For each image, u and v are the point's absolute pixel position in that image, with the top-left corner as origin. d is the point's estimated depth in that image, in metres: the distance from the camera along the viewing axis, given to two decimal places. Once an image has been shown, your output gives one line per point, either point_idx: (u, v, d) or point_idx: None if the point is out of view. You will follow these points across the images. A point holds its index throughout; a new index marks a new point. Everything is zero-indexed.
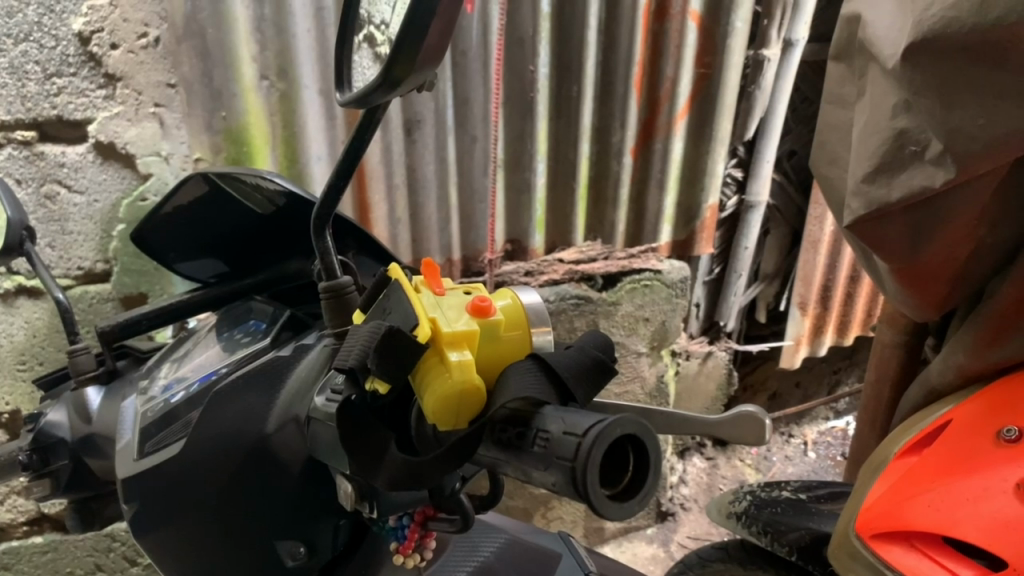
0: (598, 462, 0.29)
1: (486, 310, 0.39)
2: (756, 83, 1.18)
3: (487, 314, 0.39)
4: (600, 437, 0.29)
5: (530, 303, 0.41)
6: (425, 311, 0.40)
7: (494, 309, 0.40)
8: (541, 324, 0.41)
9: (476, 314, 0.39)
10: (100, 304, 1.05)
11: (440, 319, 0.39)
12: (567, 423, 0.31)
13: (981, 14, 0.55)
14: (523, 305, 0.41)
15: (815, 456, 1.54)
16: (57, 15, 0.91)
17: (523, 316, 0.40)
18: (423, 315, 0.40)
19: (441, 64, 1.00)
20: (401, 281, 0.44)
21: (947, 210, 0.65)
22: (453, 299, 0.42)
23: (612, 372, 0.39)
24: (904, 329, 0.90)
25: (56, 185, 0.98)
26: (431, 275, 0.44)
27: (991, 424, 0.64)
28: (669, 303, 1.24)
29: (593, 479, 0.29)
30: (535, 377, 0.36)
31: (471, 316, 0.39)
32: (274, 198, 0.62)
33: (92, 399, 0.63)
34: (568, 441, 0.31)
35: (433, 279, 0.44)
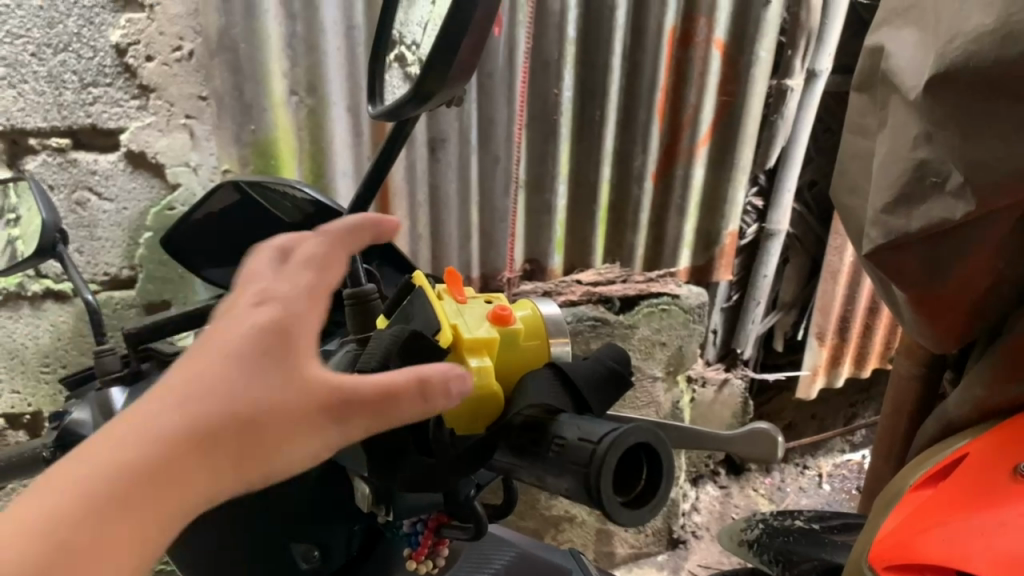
0: (612, 468, 0.30)
1: (506, 319, 0.43)
2: (779, 113, 1.18)
3: (507, 322, 0.43)
4: (614, 443, 0.30)
5: (549, 315, 0.45)
6: (445, 318, 0.43)
7: (514, 319, 0.43)
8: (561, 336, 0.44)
9: (497, 322, 0.43)
10: (124, 310, 1.08)
11: (462, 325, 0.43)
12: (582, 431, 0.32)
13: (1003, 47, 0.55)
14: (543, 318, 0.44)
15: (829, 488, 1.53)
16: (96, 27, 0.94)
17: (542, 328, 0.44)
18: (446, 320, 0.43)
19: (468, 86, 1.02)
20: (423, 288, 0.47)
21: (969, 243, 0.65)
22: (473, 308, 0.45)
23: (627, 385, 0.39)
24: (921, 362, 0.90)
25: (87, 193, 1.01)
26: (454, 283, 0.47)
27: (1005, 461, 0.63)
28: (686, 327, 1.25)
29: (606, 484, 0.30)
30: (553, 387, 0.37)
31: (491, 325, 0.43)
32: (303, 207, 0.63)
33: (116, 399, 0.64)
34: (583, 448, 0.31)
35: (456, 286, 0.47)
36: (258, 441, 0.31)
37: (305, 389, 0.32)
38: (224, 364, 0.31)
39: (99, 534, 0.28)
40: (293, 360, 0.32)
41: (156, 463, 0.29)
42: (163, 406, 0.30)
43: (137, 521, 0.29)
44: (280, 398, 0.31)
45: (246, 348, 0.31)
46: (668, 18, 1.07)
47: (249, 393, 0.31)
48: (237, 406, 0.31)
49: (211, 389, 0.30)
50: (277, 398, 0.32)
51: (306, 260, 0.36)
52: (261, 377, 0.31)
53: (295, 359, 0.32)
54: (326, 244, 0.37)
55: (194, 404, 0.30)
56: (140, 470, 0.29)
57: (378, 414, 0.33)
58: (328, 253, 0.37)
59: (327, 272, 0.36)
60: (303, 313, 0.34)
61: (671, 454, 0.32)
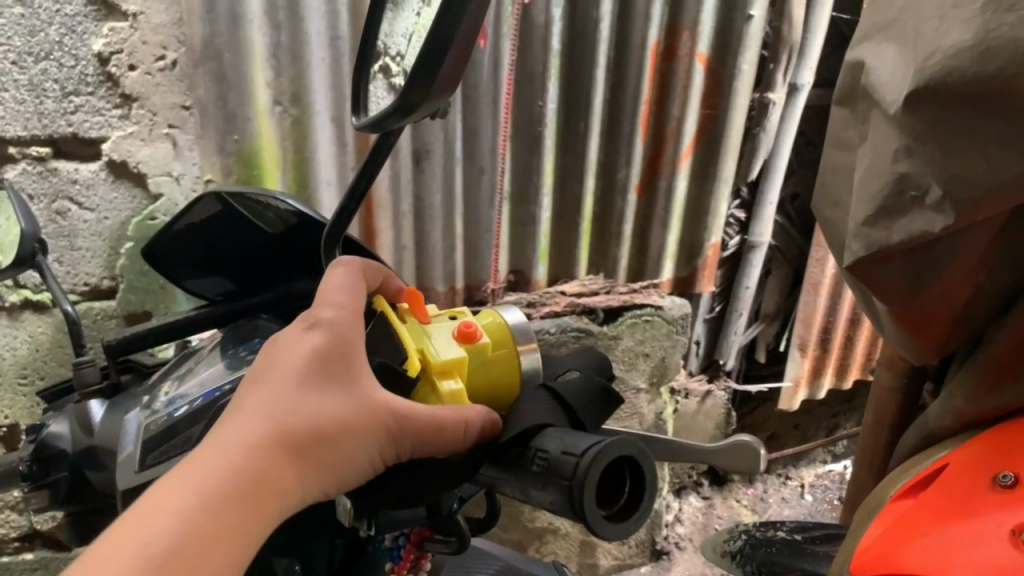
0: (595, 482, 0.31)
1: (472, 336, 0.48)
2: (761, 126, 1.19)
3: (473, 339, 0.48)
4: (597, 457, 0.31)
5: (512, 324, 0.51)
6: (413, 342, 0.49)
7: (480, 335, 0.49)
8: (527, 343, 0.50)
9: (465, 340, 0.48)
10: (104, 320, 1.07)
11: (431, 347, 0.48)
12: (566, 445, 0.34)
13: (983, 63, 0.56)
14: (509, 327, 0.50)
15: (811, 499, 1.53)
16: (78, 35, 0.93)
17: (509, 336, 0.50)
18: (415, 343, 0.49)
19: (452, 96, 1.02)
20: (388, 312, 0.52)
21: (948, 255, 0.66)
22: (439, 328, 0.50)
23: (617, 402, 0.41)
24: (903, 374, 0.91)
25: (67, 202, 1.01)
26: (416, 305, 0.53)
27: (988, 470, 0.63)
28: (670, 339, 1.24)
29: (589, 497, 0.31)
30: (547, 404, 0.38)
31: (458, 343, 0.48)
32: (285, 219, 0.63)
33: (94, 413, 0.64)
34: (566, 461, 0.33)
35: (418, 308, 0.53)
36: (325, 453, 0.43)
37: (362, 413, 0.44)
38: (296, 407, 0.43)
39: (208, 536, 0.38)
40: (351, 386, 0.45)
41: (249, 475, 0.40)
42: (253, 427, 0.42)
43: (230, 533, 0.39)
44: (344, 416, 0.43)
45: (311, 371, 0.44)
46: (652, 31, 1.07)
47: (310, 416, 0.43)
48: (308, 424, 0.43)
49: (290, 415, 0.42)
50: (334, 417, 0.43)
51: (339, 297, 0.49)
52: (320, 412, 0.43)
53: (350, 390, 0.45)
54: (351, 293, 0.50)
55: (277, 420, 0.42)
56: (235, 482, 0.40)
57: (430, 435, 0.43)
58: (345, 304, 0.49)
59: (354, 294, 0.50)
60: (349, 345, 0.46)
61: (653, 467, 0.33)
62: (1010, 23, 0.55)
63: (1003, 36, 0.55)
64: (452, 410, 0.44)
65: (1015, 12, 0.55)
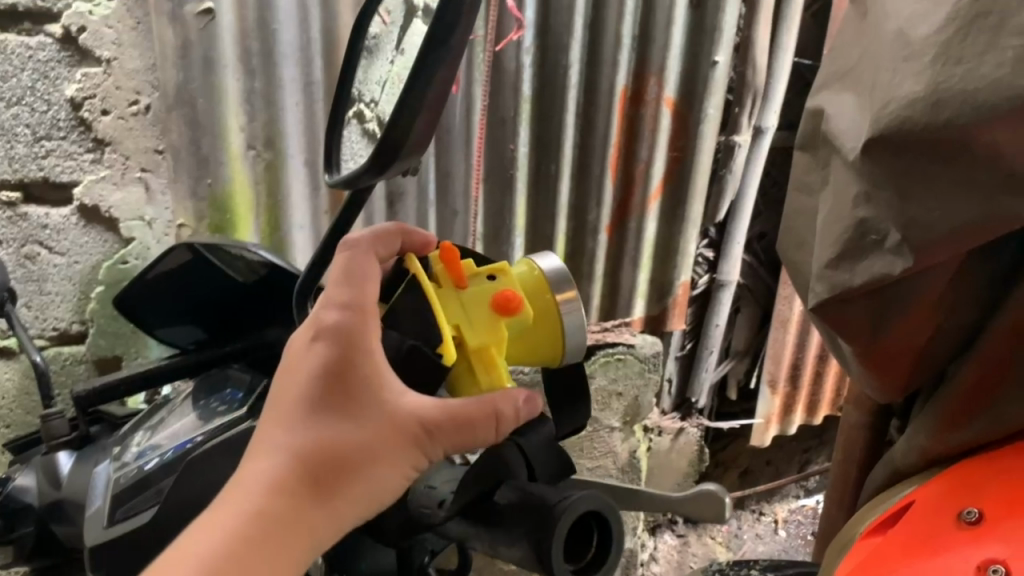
0: (562, 533, 0.41)
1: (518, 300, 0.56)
2: (727, 167, 1.21)
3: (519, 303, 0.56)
4: (568, 513, 0.41)
5: (547, 277, 0.60)
6: (462, 313, 0.55)
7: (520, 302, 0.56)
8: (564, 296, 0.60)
9: (505, 308, 0.56)
10: (73, 365, 1.06)
11: (468, 322, 0.55)
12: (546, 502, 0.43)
13: (934, 113, 0.57)
14: (548, 281, 0.60)
15: (785, 535, 1.54)
16: (51, 80, 0.94)
17: (548, 289, 0.60)
18: (455, 316, 0.55)
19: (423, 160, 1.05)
20: (423, 277, 0.56)
21: (907, 295, 0.68)
22: (479, 291, 0.57)
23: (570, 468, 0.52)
24: (869, 411, 0.92)
25: (37, 247, 1.00)
26: (450, 259, 0.58)
27: (952, 506, 0.64)
28: (642, 377, 1.26)
29: (556, 546, 0.41)
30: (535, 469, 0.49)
31: (505, 310, 0.56)
32: (256, 270, 0.66)
33: (63, 463, 0.65)
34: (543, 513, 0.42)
35: (452, 262, 0.58)
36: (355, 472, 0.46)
37: (387, 427, 0.47)
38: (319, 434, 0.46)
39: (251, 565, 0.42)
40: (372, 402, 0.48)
41: (285, 507, 0.43)
42: (281, 459, 0.45)
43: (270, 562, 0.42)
44: (367, 435, 0.47)
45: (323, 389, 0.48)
46: (620, 78, 1.10)
47: (335, 439, 0.46)
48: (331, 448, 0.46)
49: (316, 443, 0.46)
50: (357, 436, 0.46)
51: (346, 296, 0.52)
52: (341, 436, 0.46)
53: (371, 406, 0.48)
54: (359, 288, 0.53)
55: (303, 451, 0.45)
56: (270, 516, 0.43)
57: (462, 432, 0.48)
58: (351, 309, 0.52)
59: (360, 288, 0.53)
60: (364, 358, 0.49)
61: (617, 536, 0.42)
62: (960, 75, 0.56)
63: (954, 88, 0.56)
64: (476, 401, 0.48)
65: (965, 65, 0.55)
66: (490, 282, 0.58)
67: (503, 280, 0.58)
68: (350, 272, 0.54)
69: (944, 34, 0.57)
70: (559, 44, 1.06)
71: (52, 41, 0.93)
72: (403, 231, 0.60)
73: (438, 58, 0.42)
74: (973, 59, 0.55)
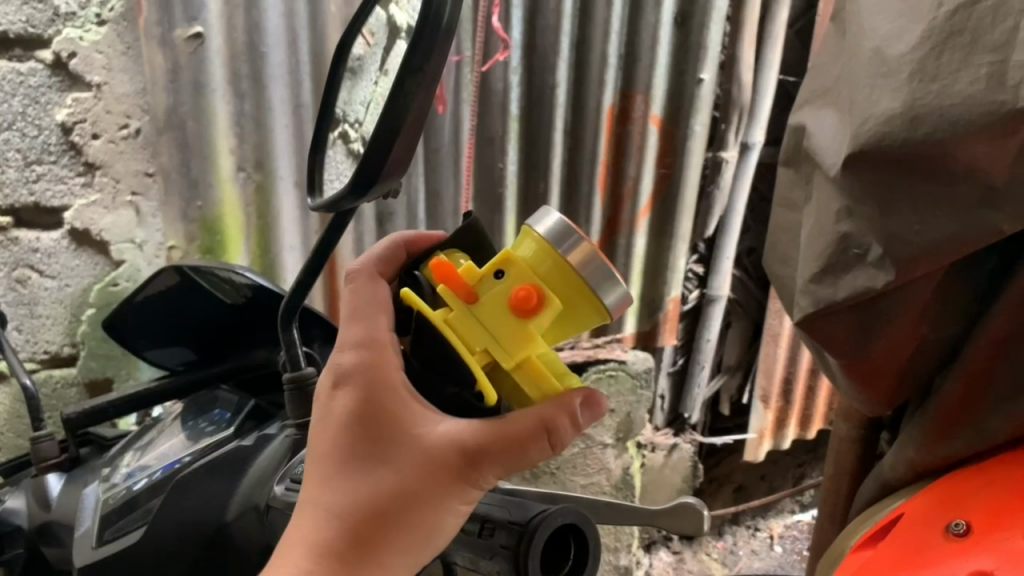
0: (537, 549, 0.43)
1: (542, 299, 0.45)
2: (715, 184, 1.21)
3: (543, 303, 0.45)
4: (540, 529, 0.44)
5: (548, 237, 0.45)
6: (486, 335, 0.46)
7: (531, 297, 0.44)
8: (577, 250, 0.44)
9: (518, 308, 0.44)
10: (64, 388, 1.06)
11: (490, 347, 0.46)
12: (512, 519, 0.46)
13: (912, 129, 0.58)
14: (549, 237, 0.45)
15: (781, 551, 1.52)
16: (42, 106, 0.95)
17: (552, 252, 0.45)
18: (476, 347, 0.46)
19: (414, 160, 1.06)
20: (427, 309, 0.47)
21: (891, 310, 0.68)
22: (495, 298, 0.45)
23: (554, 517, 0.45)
24: (858, 425, 0.92)
25: (28, 270, 1.00)
26: (446, 276, 0.46)
27: (941, 518, 0.64)
28: (632, 393, 1.27)
29: (533, 560, 0.43)
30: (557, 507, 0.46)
31: (531, 320, 0.45)
32: (242, 290, 0.67)
33: (52, 486, 0.65)
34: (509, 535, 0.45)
35: (448, 276, 0.46)
36: (406, 514, 0.47)
37: (440, 467, 0.47)
38: (357, 468, 0.48)
39: None
40: (406, 432, 0.47)
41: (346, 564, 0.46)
42: (319, 504, 0.47)
43: None
44: (408, 483, 0.47)
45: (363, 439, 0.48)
46: (606, 96, 1.12)
47: (377, 487, 0.47)
48: (371, 506, 0.47)
49: (368, 484, 0.47)
50: (397, 491, 0.47)
51: (354, 334, 0.51)
52: (382, 458, 0.47)
53: (404, 437, 0.47)
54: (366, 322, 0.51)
55: (353, 497, 0.47)
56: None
57: (513, 456, 0.46)
58: (364, 347, 0.50)
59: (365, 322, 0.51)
60: (380, 381, 0.48)
61: (594, 534, 0.45)
62: (936, 91, 0.56)
63: (930, 104, 0.57)
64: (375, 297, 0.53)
65: (940, 82, 0.56)
66: (506, 280, 0.45)
67: (515, 274, 0.45)
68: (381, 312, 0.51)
69: (919, 52, 0.58)
70: (545, 64, 1.08)
71: (42, 67, 0.94)
72: (406, 240, 0.57)
73: (413, 84, 0.43)
74: (949, 75, 0.56)
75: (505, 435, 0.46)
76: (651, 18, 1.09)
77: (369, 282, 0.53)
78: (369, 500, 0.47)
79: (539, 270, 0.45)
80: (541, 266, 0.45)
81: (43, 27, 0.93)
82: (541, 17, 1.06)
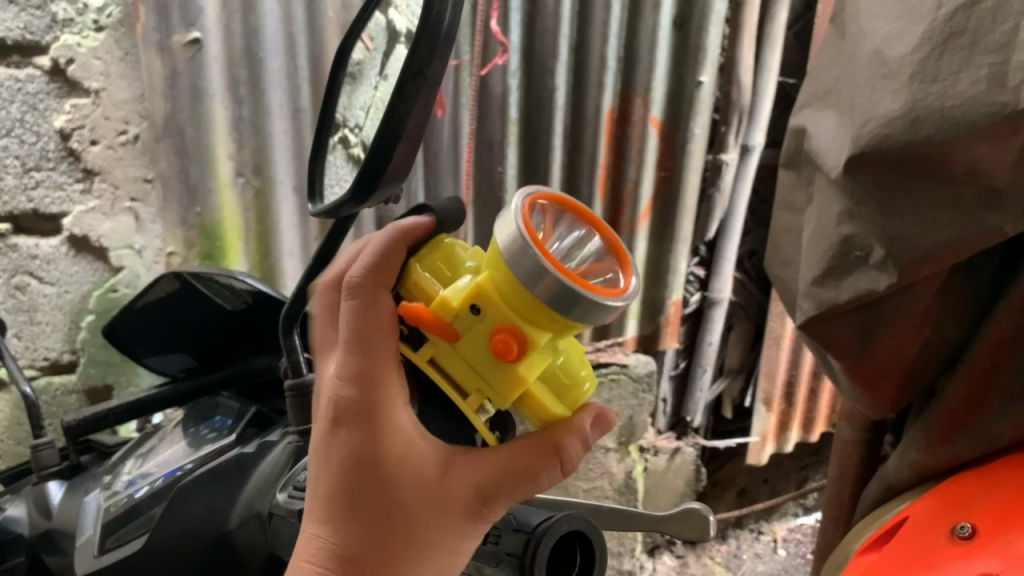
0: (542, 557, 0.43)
1: (523, 340, 0.42)
2: (716, 186, 1.20)
3: (526, 342, 0.42)
4: (545, 537, 0.43)
5: (517, 271, 0.41)
6: (474, 375, 0.43)
7: (511, 342, 0.41)
8: (548, 285, 0.40)
9: (503, 354, 0.42)
10: (65, 395, 1.06)
11: (485, 391, 0.43)
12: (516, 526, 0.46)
13: (912, 131, 0.57)
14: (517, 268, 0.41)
15: (785, 554, 1.51)
16: (40, 112, 0.95)
17: (524, 286, 0.41)
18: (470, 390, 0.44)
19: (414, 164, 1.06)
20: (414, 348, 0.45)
21: (893, 312, 0.68)
22: (475, 338, 0.42)
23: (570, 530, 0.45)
24: (862, 427, 0.92)
25: (28, 277, 1.00)
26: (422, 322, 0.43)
27: (946, 520, 0.63)
28: (635, 396, 1.29)
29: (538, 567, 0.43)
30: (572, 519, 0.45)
31: (516, 363, 0.42)
32: (242, 297, 0.67)
33: (53, 493, 0.65)
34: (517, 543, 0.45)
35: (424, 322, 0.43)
36: (412, 552, 0.46)
37: (446, 506, 0.46)
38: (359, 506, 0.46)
39: None
40: (409, 472, 0.46)
41: None
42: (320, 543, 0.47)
43: None
44: (415, 522, 0.46)
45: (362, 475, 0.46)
46: (606, 99, 1.11)
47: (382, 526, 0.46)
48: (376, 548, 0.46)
49: (368, 521, 0.46)
50: (404, 532, 0.46)
51: (353, 367, 0.46)
52: (387, 497, 0.46)
53: (408, 477, 0.46)
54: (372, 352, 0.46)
55: (359, 538, 0.46)
56: None
57: (520, 493, 0.46)
58: (365, 382, 0.46)
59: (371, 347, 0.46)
60: (389, 426, 0.46)
61: (601, 542, 0.45)
62: (937, 93, 0.56)
63: (931, 106, 0.56)
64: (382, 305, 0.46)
65: (940, 83, 0.56)
66: (484, 317, 0.42)
67: (493, 311, 0.42)
68: (389, 333, 0.46)
69: (920, 53, 0.57)
70: (544, 68, 1.08)
71: (41, 73, 0.94)
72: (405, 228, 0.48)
73: (415, 89, 0.43)
74: (949, 77, 0.56)
75: (515, 473, 0.46)
76: (650, 21, 1.08)
77: (358, 312, 0.46)
78: (372, 540, 0.46)
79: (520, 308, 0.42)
80: (520, 301, 0.42)
81: (40, 33, 0.93)
82: (539, 20, 1.06)
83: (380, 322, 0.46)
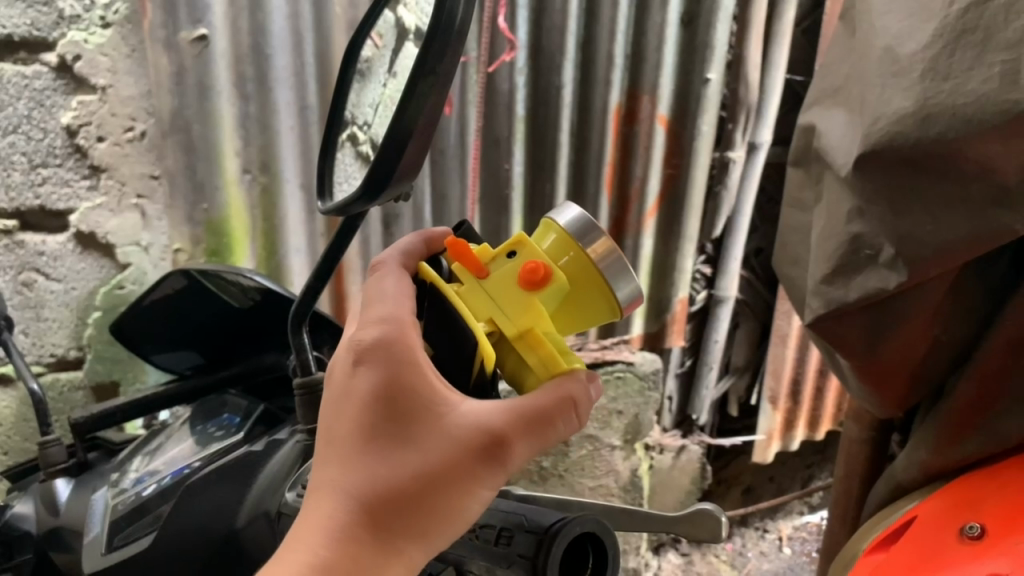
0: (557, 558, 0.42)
1: (550, 271, 0.46)
2: (723, 183, 1.19)
3: (551, 277, 0.46)
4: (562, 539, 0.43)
5: (569, 227, 0.48)
6: (493, 306, 0.47)
7: (541, 266, 0.46)
8: (600, 241, 0.48)
9: (527, 275, 0.46)
10: (71, 392, 1.06)
11: (497, 319, 0.46)
12: (527, 528, 0.45)
13: (923, 129, 0.57)
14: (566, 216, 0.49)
15: (790, 552, 1.50)
16: (46, 109, 0.95)
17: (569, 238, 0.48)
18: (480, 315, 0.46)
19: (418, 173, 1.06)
20: (439, 282, 0.49)
21: (904, 311, 0.67)
22: (507, 271, 0.47)
23: (589, 532, 0.44)
24: (868, 426, 0.92)
25: (34, 273, 1.00)
26: (462, 254, 0.48)
27: (956, 520, 0.63)
28: (642, 395, 1.28)
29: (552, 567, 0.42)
30: (591, 523, 0.44)
31: (539, 291, 0.46)
32: (249, 293, 0.67)
33: (60, 492, 0.65)
34: (529, 544, 0.44)
35: (465, 257, 0.48)
36: (427, 497, 0.42)
37: (464, 445, 0.43)
38: (375, 444, 0.44)
39: None
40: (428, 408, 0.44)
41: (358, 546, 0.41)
42: (333, 489, 0.43)
43: None
44: (431, 464, 0.43)
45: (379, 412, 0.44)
46: (613, 95, 1.11)
47: (398, 466, 0.43)
48: (392, 487, 0.43)
49: (384, 462, 0.43)
50: (420, 472, 0.43)
51: (380, 313, 0.47)
52: (400, 435, 0.44)
53: (427, 413, 0.44)
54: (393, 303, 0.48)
55: (371, 480, 0.43)
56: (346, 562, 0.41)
57: (539, 433, 0.44)
58: (388, 324, 0.47)
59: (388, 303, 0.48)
60: (404, 362, 0.45)
61: (615, 544, 0.45)
62: (948, 91, 0.55)
63: (942, 103, 0.56)
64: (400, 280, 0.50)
65: (952, 81, 0.55)
66: (518, 258, 0.48)
67: (528, 252, 0.48)
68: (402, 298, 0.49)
69: (931, 51, 0.57)
70: (552, 64, 1.08)
71: (48, 70, 0.94)
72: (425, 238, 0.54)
73: (425, 88, 0.43)
74: (961, 74, 0.55)
75: (528, 408, 0.44)
76: (657, 18, 1.08)
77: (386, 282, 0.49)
78: (387, 482, 0.43)
79: (557, 264, 0.48)
80: (559, 255, 0.48)
81: (48, 29, 0.93)
82: (546, 17, 1.06)
83: (398, 288, 0.49)
